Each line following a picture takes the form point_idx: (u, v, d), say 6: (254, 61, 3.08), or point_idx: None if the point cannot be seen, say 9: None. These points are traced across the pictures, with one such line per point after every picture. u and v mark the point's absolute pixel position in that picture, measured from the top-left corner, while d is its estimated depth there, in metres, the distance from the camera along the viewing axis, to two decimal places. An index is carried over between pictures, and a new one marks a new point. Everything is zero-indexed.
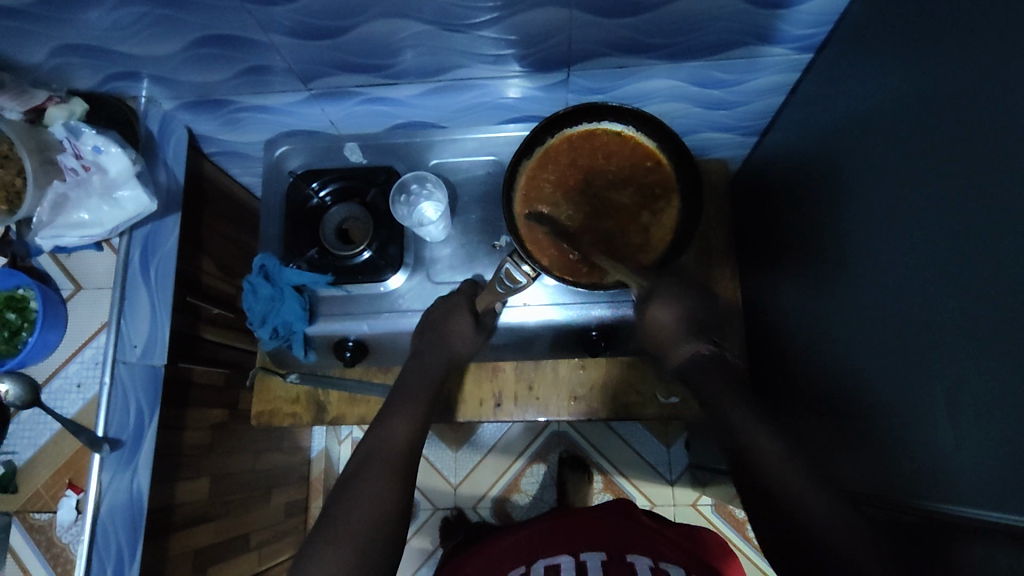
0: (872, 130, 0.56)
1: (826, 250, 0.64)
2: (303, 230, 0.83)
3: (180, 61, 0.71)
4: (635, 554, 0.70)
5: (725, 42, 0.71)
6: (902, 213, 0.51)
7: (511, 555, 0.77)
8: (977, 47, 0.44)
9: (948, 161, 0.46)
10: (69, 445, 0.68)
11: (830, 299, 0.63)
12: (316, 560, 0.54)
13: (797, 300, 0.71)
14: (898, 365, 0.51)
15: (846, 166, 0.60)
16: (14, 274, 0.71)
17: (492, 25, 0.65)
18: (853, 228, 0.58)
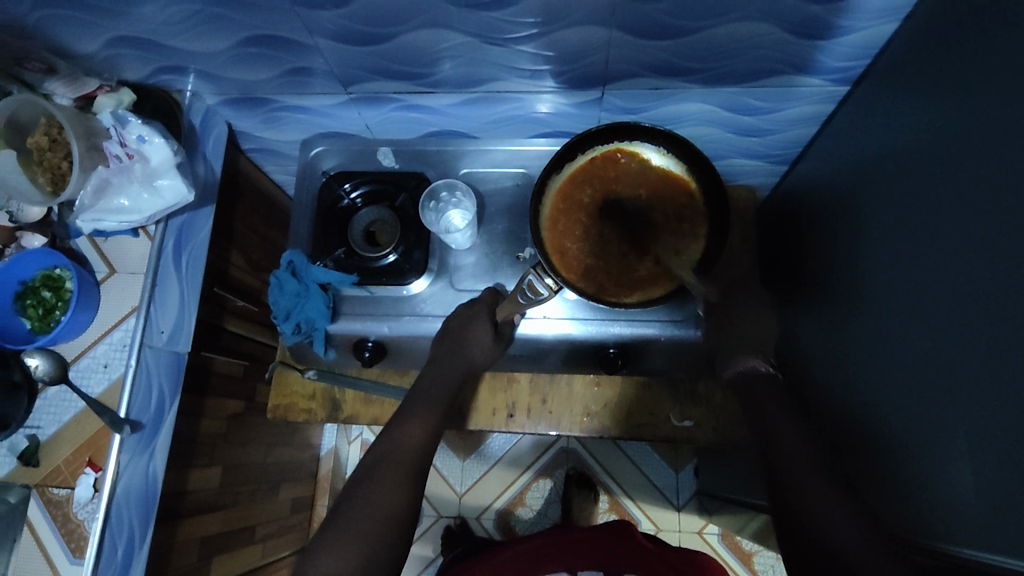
0: (903, 165, 0.56)
1: (850, 283, 0.64)
2: (331, 230, 0.84)
3: (227, 59, 0.73)
4: None
5: (761, 70, 0.71)
6: (930, 250, 0.51)
7: (514, 568, 0.76)
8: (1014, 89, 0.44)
9: (981, 201, 0.46)
10: (91, 424, 0.70)
11: (851, 333, 0.63)
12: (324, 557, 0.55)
13: (816, 333, 0.71)
14: (917, 402, 0.51)
15: (876, 199, 0.60)
16: (53, 254, 0.73)
17: (531, 40, 0.67)
18: (878, 262, 0.58)
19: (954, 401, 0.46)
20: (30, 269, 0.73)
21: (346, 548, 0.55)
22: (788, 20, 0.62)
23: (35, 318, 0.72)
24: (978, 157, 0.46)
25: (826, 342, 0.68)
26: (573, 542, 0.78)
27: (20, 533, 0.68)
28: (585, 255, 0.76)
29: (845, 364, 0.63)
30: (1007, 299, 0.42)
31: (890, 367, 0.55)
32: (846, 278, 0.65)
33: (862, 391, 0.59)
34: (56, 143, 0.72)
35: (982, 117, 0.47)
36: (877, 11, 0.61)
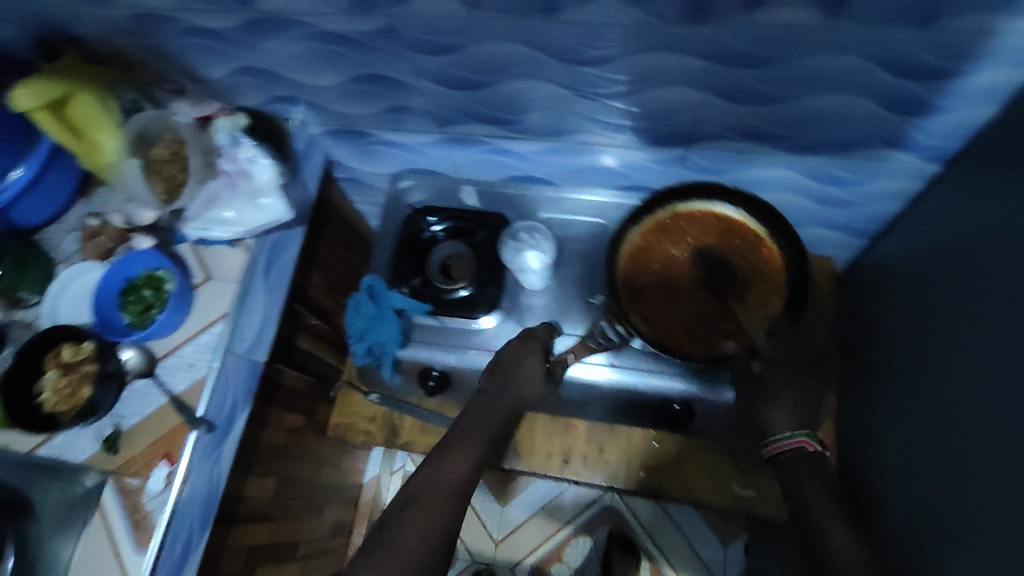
0: (999, 246, 0.55)
1: (939, 365, 0.62)
2: (411, 259, 0.88)
3: (337, 93, 0.79)
4: None
5: (852, 142, 0.71)
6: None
7: None
8: None
9: None
10: (171, 419, 0.73)
11: (941, 417, 0.60)
12: None
13: (902, 416, 0.68)
14: (1008, 492, 0.48)
15: (970, 279, 0.59)
16: (159, 256, 0.78)
17: (625, 97, 0.69)
18: (971, 344, 0.56)
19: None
20: (135, 268, 0.78)
21: None
22: (885, 96, 0.63)
23: (133, 314, 0.77)
24: None
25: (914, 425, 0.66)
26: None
27: (91, 518, 0.70)
28: (659, 310, 0.76)
29: (936, 450, 0.61)
30: None
31: (982, 455, 0.53)
32: (935, 359, 0.63)
33: (953, 481, 0.57)
34: (176, 156, 0.79)
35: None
36: (978, 93, 0.61)
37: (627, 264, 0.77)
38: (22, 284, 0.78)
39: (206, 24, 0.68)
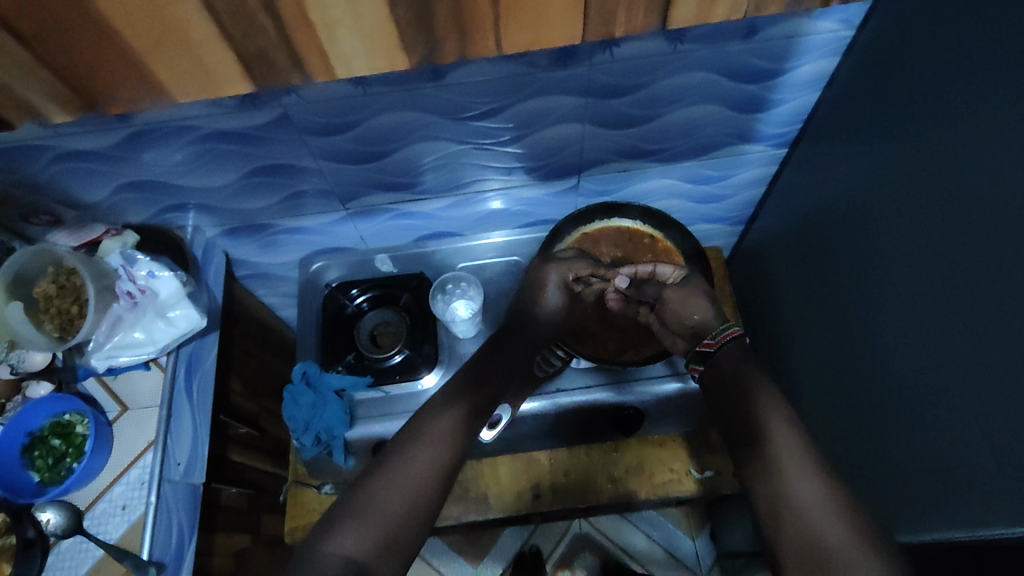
0: (866, 186, 0.67)
1: (845, 307, 0.74)
2: (337, 337, 0.85)
3: (229, 193, 0.78)
4: None
5: (713, 144, 0.82)
6: (921, 247, 0.58)
7: None
8: (955, 133, 0.54)
9: (945, 205, 0.55)
10: (112, 572, 0.66)
11: (859, 331, 0.71)
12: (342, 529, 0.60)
13: (822, 350, 0.81)
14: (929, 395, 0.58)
15: (858, 223, 0.69)
16: (65, 398, 0.72)
17: (515, 142, 0.76)
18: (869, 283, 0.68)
19: (993, 354, 0.50)
20: (53, 405, 0.72)
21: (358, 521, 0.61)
22: (729, 102, 0.74)
23: (44, 469, 0.70)
24: (942, 182, 0.55)
25: (828, 357, 0.79)
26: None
27: None
28: (595, 343, 0.82)
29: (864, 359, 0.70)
30: (995, 287, 0.50)
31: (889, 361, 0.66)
32: (840, 289, 0.75)
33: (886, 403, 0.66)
34: (70, 277, 0.73)
35: (923, 140, 0.58)
36: (803, 83, 0.72)
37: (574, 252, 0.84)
38: None
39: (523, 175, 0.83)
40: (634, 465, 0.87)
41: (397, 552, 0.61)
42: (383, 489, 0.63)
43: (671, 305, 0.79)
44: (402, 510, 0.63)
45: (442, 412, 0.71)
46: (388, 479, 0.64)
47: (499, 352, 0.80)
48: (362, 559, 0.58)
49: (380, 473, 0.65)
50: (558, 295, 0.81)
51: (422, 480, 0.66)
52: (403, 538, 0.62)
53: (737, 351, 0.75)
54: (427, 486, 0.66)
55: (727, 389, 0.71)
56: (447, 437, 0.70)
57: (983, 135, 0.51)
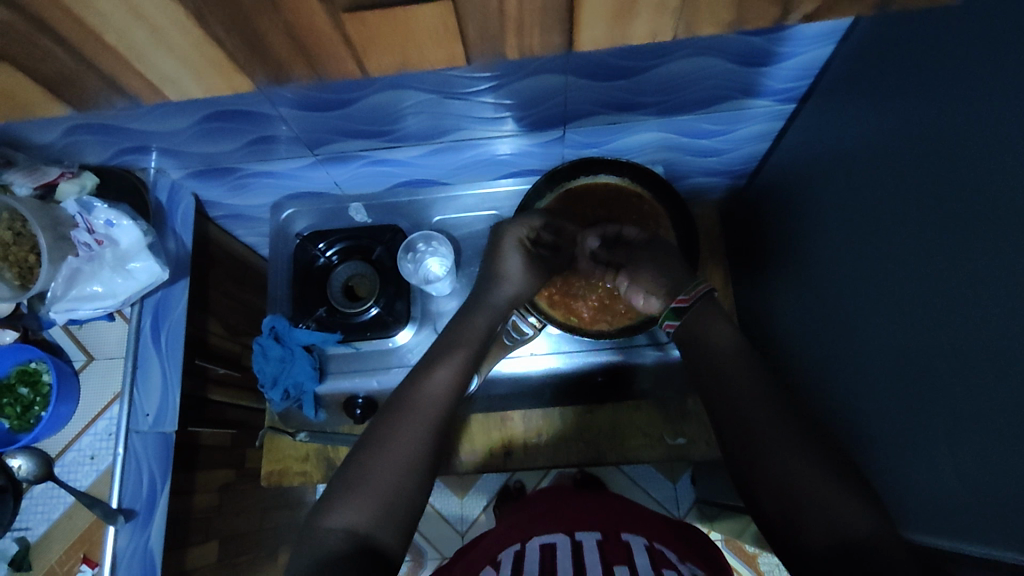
0: (865, 162, 0.61)
1: (827, 286, 0.70)
2: (310, 289, 0.83)
3: (188, 136, 0.74)
4: (630, 534, 0.78)
5: (711, 97, 0.75)
6: (910, 241, 0.54)
7: (501, 539, 0.83)
8: (970, 113, 0.47)
9: (946, 194, 0.49)
10: (83, 518, 0.68)
11: (839, 315, 0.68)
12: (345, 504, 0.54)
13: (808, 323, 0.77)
14: (900, 395, 0.56)
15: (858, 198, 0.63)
16: (27, 347, 0.71)
17: (491, 91, 0.69)
18: (854, 268, 0.64)
19: (967, 372, 0.47)
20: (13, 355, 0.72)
21: (362, 496, 0.54)
22: (730, 53, 0.66)
23: (14, 417, 0.70)
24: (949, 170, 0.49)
25: (808, 335, 0.76)
26: (570, 508, 0.85)
27: None
28: (570, 307, 0.80)
29: (840, 343, 0.67)
30: (988, 295, 0.45)
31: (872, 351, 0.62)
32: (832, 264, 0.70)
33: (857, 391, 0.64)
34: (18, 227, 0.71)
35: (933, 119, 0.51)
36: (814, 36, 0.65)
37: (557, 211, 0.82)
38: None
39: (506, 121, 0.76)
40: (608, 426, 0.86)
41: (402, 521, 0.55)
42: (390, 458, 0.57)
43: (641, 266, 0.74)
44: (402, 476, 0.57)
45: (428, 380, 0.65)
46: (382, 447, 0.58)
47: (472, 313, 0.75)
48: (369, 532, 0.52)
49: (372, 443, 0.59)
50: (517, 256, 0.77)
51: (419, 446, 0.59)
52: (410, 507, 0.56)
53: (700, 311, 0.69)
54: (424, 453, 0.59)
55: (710, 346, 0.65)
56: (432, 400, 0.64)
57: (992, 132, 0.45)
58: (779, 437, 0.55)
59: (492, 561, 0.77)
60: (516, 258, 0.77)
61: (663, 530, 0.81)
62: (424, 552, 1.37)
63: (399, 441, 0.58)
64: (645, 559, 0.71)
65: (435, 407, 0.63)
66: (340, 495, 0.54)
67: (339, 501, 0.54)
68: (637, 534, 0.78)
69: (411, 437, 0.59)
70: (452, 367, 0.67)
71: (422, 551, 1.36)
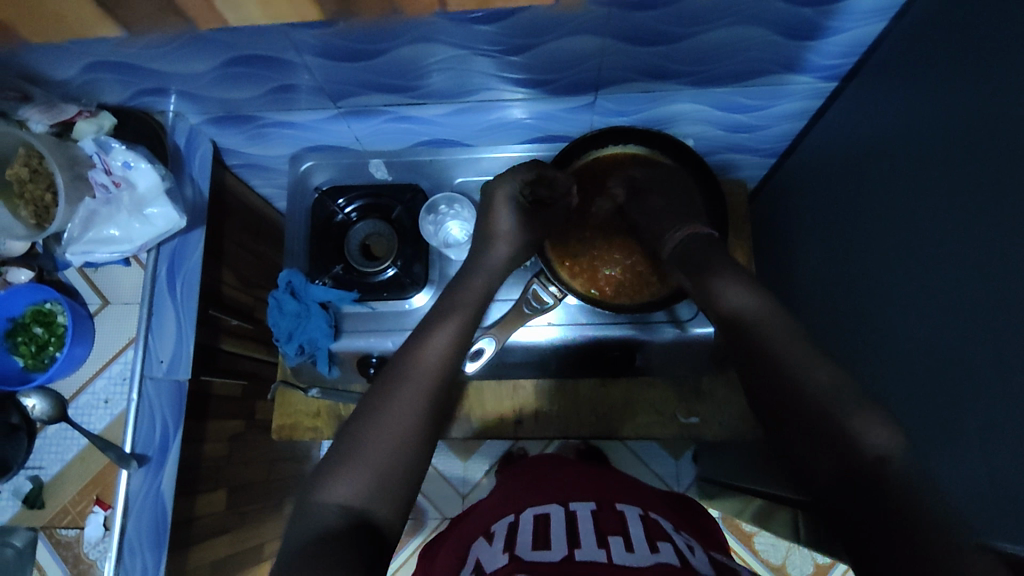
0: (912, 147, 0.59)
1: (862, 272, 0.69)
2: (327, 245, 0.82)
3: (209, 80, 0.71)
4: (624, 503, 0.73)
5: (751, 71, 0.72)
6: (957, 232, 0.52)
7: (494, 510, 0.79)
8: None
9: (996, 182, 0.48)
10: (97, 460, 0.68)
11: (870, 302, 0.67)
12: (335, 478, 0.53)
13: (833, 309, 0.76)
14: (932, 387, 0.56)
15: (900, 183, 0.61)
16: (41, 288, 0.70)
17: (526, 51, 0.67)
18: (891, 255, 0.62)
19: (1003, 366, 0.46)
20: (27, 294, 0.71)
21: (353, 471, 0.53)
22: (778, 24, 0.63)
23: (28, 356, 0.70)
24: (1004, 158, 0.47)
25: (833, 320, 0.75)
26: (557, 484, 0.80)
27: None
28: (592, 279, 0.79)
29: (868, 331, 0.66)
30: None
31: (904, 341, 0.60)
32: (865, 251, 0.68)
33: (882, 379, 0.64)
34: (35, 164, 0.69)
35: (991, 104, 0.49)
36: (867, 11, 0.62)
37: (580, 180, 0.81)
38: None
39: (537, 83, 0.74)
40: (621, 403, 0.86)
41: (400, 493, 0.54)
42: (394, 427, 0.56)
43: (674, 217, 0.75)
44: (399, 448, 0.55)
45: (424, 343, 0.62)
46: (375, 421, 0.57)
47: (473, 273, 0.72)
48: (363, 507, 0.52)
49: (368, 413, 0.57)
50: (509, 211, 0.74)
51: (420, 415, 0.58)
52: (408, 478, 0.55)
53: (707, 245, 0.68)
54: (418, 422, 0.58)
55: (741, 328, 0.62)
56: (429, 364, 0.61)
57: None
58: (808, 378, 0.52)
59: (484, 534, 0.72)
60: (506, 214, 0.74)
61: (659, 503, 0.78)
62: (425, 511, 1.39)
63: (401, 410, 0.57)
64: (640, 528, 0.66)
65: (437, 374, 0.60)
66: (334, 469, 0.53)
67: (330, 476, 0.53)
68: (631, 504, 0.74)
69: (405, 407, 0.57)
70: (451, 328, 0.64)
71: (422, 510, 1.38)
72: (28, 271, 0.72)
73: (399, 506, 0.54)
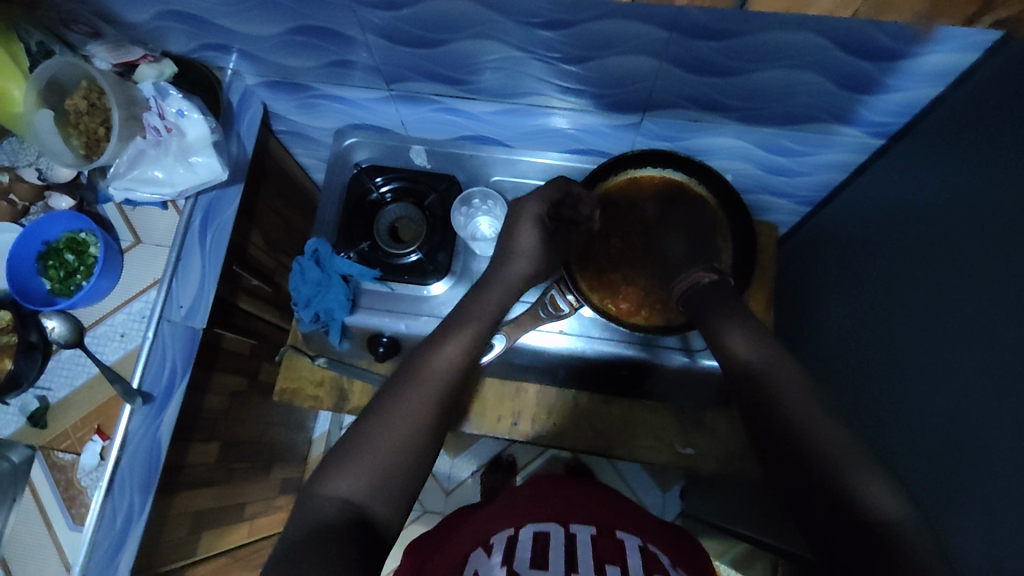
0: (954, 212, 0.59)
1: (887, 330, 0.68)
2: (358, 221, 0.83)
3: (272, 45, 0.74)
4: (624, 532, 0.74)
5: (800, 115, 0.73)
6: (993, 304, 0.52)
7: (492, 518, 0.80)
8: None
9: None
10: (103, 391, 0.69)
11: (891, 362, 0.66)
12: (339, 477, 0.53)
13: (851, 363, 0.75)
14: (951, 456, 0.55)
15: (936, 247, 0.61)
16: (80, 217, 0.72)
17: (582, 62, 0.68)
18: (921, 319, 0.62)
19: None
20: (64, 221, 0.73)
21: (356, 472, 0.54)
22: (836, 73, 0.64)
23: (56, 280, 0.72)
24: None
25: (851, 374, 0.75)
26: (564, 501, 0.81)
27: (22, 489, 0.67)
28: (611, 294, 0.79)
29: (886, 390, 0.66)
30: None
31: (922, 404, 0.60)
32: (892, 310, 0.68)
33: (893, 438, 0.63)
34: (93, 98, 0.72)
35: None
36: (925, 74, 0.62)
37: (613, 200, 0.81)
38: None
39: (587, 95, 0.75)
40: (620, 423, 0.86)
41: (397, 491, 0.55)
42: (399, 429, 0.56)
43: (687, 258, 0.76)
44: (403, 450, 0.56)
45: (435, 352, 0.62)
46: (379, 422, 0.57)
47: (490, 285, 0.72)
48: (362, 505, 0.52)
49: (375, 413, 0.58)
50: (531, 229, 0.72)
51: (425, 419, 0.58)
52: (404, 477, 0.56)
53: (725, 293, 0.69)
54: (422, 433, 0.58)
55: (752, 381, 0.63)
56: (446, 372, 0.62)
57: None
58: (812, 437, 0.51)
59: (483, 545, 0.71)
60: (530, 233, 0.72)
61: (659, 534, 0.78)
62: None
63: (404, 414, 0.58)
64: (638, 561, 0.67)
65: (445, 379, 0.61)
66: (335, 467, 0.54)
67: (335, 473, 0.54)
68: (632, 533, 0.75)
69: (409, 413, 0.58)
70: (464, 337, 0.64)
71: None
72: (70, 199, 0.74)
73: (393, 488, 0.54)
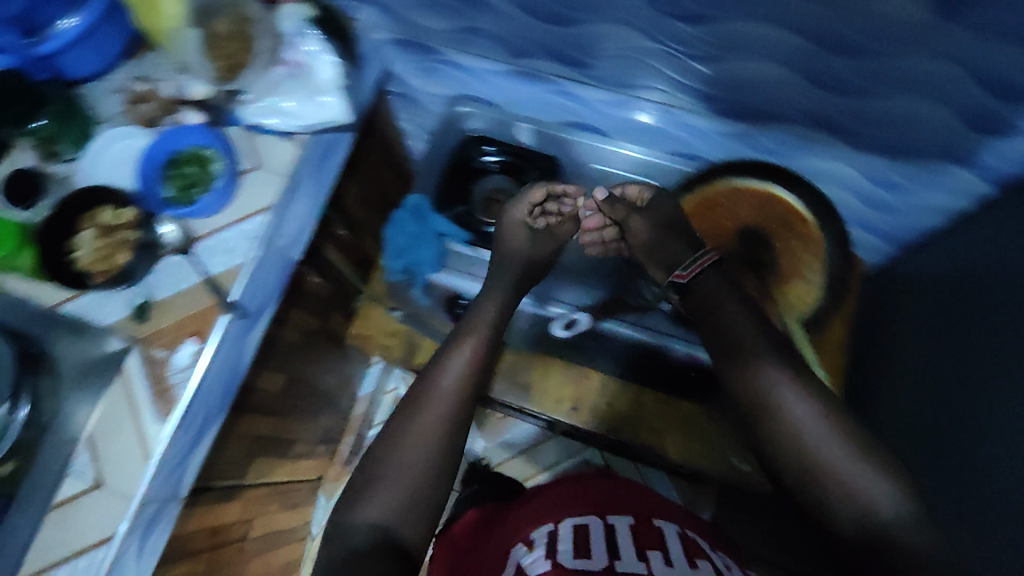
0: None
1: (973, 373, 0.67)
2: (459, 185, 0.86)
3: (412, 3, 0.77)
4: (662, 520, 0.75)
5: (917, 148, 0.73)
6: None
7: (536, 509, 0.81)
8: None
9: None
10: (204, 298, 0.72)
11: (974, 406, 0.65)
12: (368, 501, 0.60)
13: (929, 405, 0.74)
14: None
15: None
16: (210, 133, 0.76)
17: (711, 61, 0.70)
18: (1002, 361, 0.62)
19: None
20: (194, 133, 0.76)
21: (382, 490, 0.60)
22: (967, 108, 0.64)
23: (177, 189, 0.75)
24: None
25: (927, 417, 0.74)
26: (602, 492, 0.82)
27: (111, 378, 0.70)
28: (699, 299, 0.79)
29: (969, 434, 0.65)
30: None
31: (1003, 449, 0.59)
32: (981, 354, 0.67)
33: (972, 483, 0.62)
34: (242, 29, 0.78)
35: None
36: None
37: (696, 207, 0.81)
38: (63, 134, 0.74)
39: (707, 96, 0.76)
40: (679, 424, 0.88)
41: (424, 507, 0.61)
42: (413, 453, 0.62)
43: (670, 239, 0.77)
44: (422, 475, 0.61)
45: (442, 365, 0.68)
46: (416, 424, 0.64)
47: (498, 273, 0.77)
48: (389, 523, 0.59)
49: (388, 437, 0.64)
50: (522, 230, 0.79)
51: (439, 434, 0.64)
52: (442, 472, 0.63)
53: (747, 325, 0.68)
54: (450, 421, 0.65)
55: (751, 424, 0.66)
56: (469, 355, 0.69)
57: None
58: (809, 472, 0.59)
59: (524, 540, 0.73)
60: (524, 232, 0.79)
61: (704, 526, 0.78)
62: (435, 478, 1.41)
63: (410, 441, 0.63)
64: (678, 546, 0.68)
65: (450, 398, 0.66)
66: (358, 497, 0.60)
67: (364, 498, 0.60)
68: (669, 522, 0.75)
69: (420, 432, 0.64)
70: (463, 354, 0.69)
71: None
72: (202, 114, 0.77)
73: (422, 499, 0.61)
